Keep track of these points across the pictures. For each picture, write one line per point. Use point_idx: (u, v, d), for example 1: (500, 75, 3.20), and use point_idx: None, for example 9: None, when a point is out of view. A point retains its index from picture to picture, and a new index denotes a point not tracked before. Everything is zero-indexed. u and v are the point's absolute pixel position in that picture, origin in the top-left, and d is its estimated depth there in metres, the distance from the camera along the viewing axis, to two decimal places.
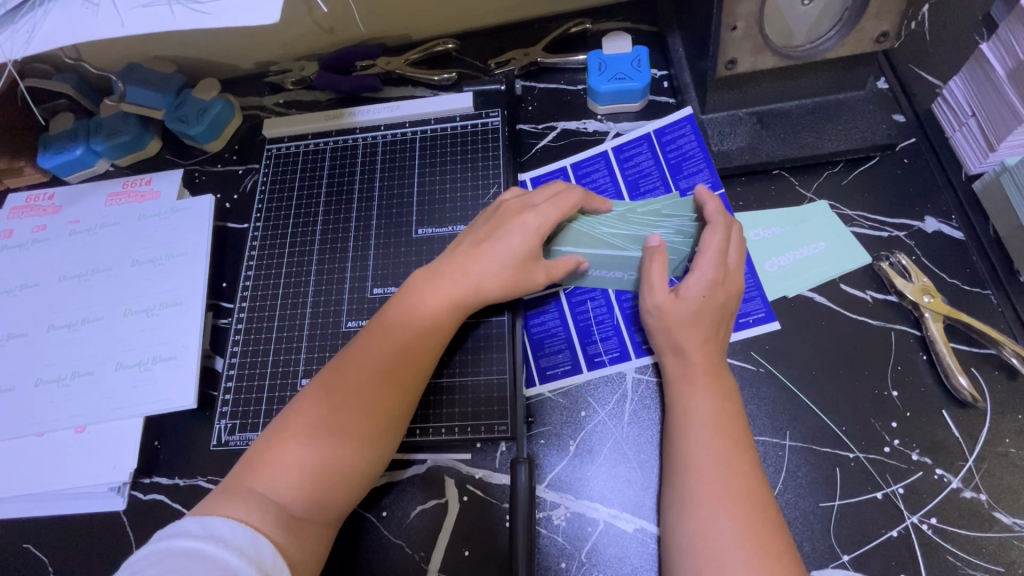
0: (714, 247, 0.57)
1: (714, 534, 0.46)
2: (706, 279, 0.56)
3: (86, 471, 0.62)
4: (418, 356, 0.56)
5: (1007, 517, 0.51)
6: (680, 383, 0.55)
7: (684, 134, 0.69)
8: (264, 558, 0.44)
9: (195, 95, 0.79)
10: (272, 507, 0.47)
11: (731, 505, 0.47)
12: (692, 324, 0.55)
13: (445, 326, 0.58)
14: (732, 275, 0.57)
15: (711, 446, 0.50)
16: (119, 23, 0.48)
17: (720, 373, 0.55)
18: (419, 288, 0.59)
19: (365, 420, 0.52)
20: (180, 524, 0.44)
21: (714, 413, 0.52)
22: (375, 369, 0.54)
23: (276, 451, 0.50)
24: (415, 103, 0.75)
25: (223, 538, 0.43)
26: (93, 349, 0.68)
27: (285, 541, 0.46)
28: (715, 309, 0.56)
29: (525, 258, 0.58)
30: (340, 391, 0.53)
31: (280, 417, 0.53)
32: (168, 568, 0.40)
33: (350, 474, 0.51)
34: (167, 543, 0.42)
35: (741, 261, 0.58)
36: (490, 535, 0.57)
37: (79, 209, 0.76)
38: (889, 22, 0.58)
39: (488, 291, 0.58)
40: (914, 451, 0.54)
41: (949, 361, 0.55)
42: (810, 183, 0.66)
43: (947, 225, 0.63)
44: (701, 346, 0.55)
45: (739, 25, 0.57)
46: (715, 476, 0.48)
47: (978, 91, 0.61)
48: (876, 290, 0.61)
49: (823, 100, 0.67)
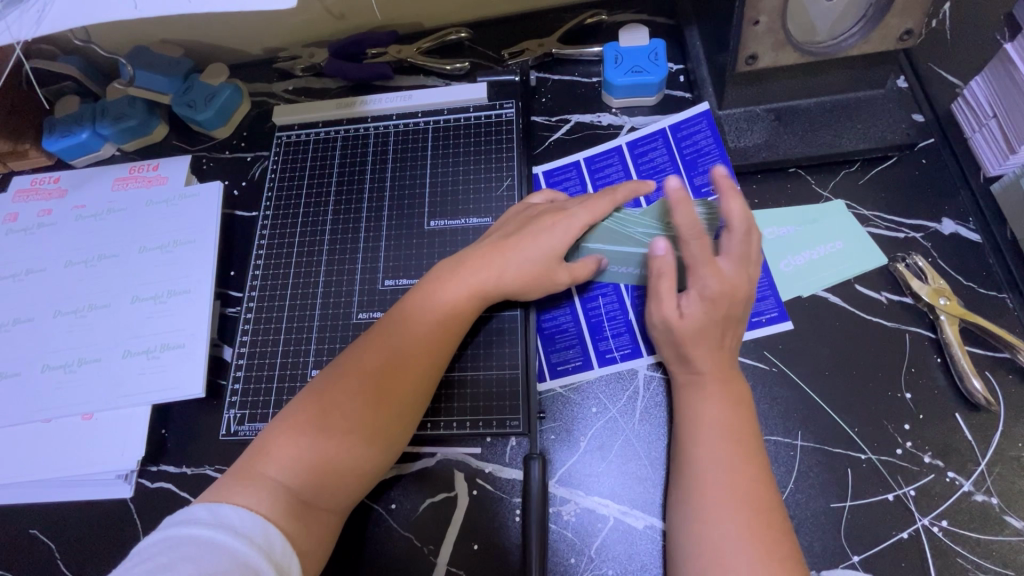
0: (703, 257, 0.54)
1: (716, 533, 0.46)
2: (705, 296, 0.54)
3: (95, 457, 0.62)
4: (422, 352, 0.55)
5: (1018, 521, 0.51)
6: (688, 388, 0.54)
7: (700, 130, 0.68)
8: (275, 548, 0.43)
9: (203, 80, 0.77)
10: (283, 493, 0.47)
11: (736, 508, 0.47)
12: (699, 337, 0.54)
13: (464, 315, 0.57)
14: (733, 284, 0.54)
15: (720, 450, 0.50)
16: (132, 5, 0.47)
17: (729, 375, 0.54)
18: (438, 280, 0.58)
19: (368, 413, 0.51)
20: (189, 510, 0.44)
21: (723, 418, 0.51)
22: (374, 365, 0.53)
23: (284, 441, 0.50)
24: (428, 92, 0.74)
25: (233, 527, 0.43)
26: (101, 335, 0.67)
27: (295, 530, 0.46)
28: (718, 322, 0.54)
29: (550, 257, 0.58)
30: (342, 385, 0.52)
31: (287, 408, 0.53)
32: (175, 556, 0.40)
33: (353, 469, 0.51)
34: (175, 529, 0.42)
35: (741, 268, 0.55)
36: (499, 530, 0.57)
37: (86, 194, 0.75)
38: (914, 19, 0.57)
39: (508, 281, 0.58)
40: (927, 453, 0.54)
41: (963, 363, 0.55)
42: (826, 183, 0.66)
43: (964, 227, 0.62)
44: (708, 354, 0.54)
45: (761, 19, 0.56)
46: (722, 478, 0.48)
47: (999, 91, 0.60)
48: (891, 291, 0.60)
49: (842, 98, 0.67)
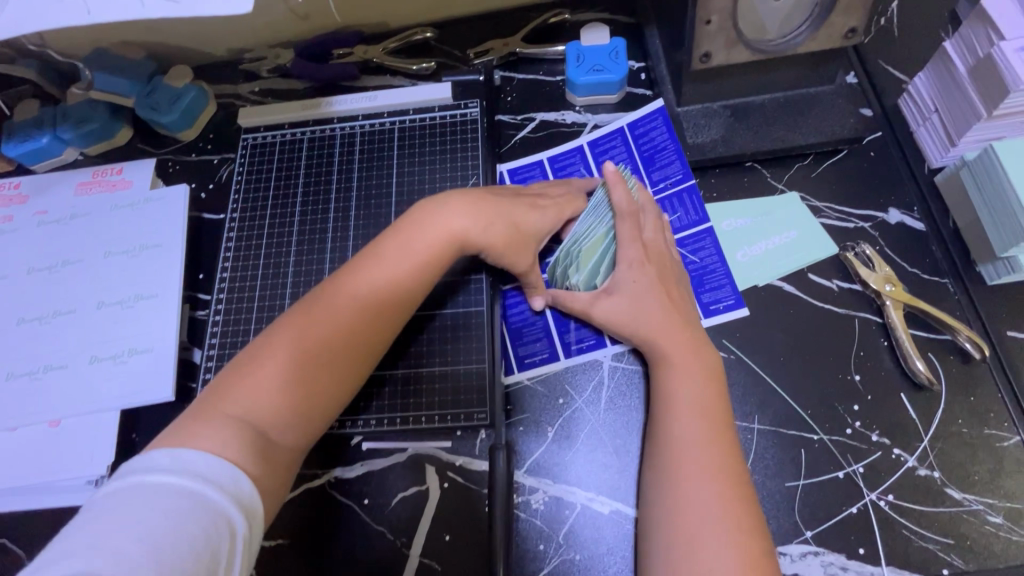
0: (629, 236, 0.61)
1: (688, 502, 0.48)
2: (631, 265, 0.60)
3: (64, 464, 0.62)
4: (383, 302, 0.56)
5: (958, 493, 0.54)
6: (660, 369, 0.56)
7: (655, 126, 0.71)
8: (239, 490, 0.43)
9: (167, 81, 0.77)
10: (241, 426, 0.48)
11: (708, 479, 0.49)
12: (644, 308, 0.58)
13: (437, 260, 0.58)
14: (652, 248, 0.61)
15: (694, 426, 0.52)
16: (85, 11, 0.47)
17: (700, 352, 0.56)
18: (415, 223, 0.59)
19: (333, 353, 0.53)
20: (149, 457, 0.43)
21: (697, 396, 0.53)
22: (344, 310, 0.54)
23: (247, 380, 0.50)
24: (393, 93, 0.75)
25: (196, 472, 0.42)
26: (66, 342, 0.66)
27: (259, 467, 0.46)
28: (654, 289, 0.59)
29: (512, 227, 0.60)
30: (274, 358, 0.51)
31: (249, 350, 0.53)
32: (140, 502, 0.40)
33: (316, 406, 0.52)
34: (136, 477, 0.41)
35: (659, 233, 0.62)
36: (471, 520, 0.58)
37: (48, 199, 0.74)
38: (857, 18, 0.59)
39: (488, 235, 0.59)
40: (874, 432, 0.57)
41: (907, 346, 0.58)
42: (780, 176, 0.68)
43: (909, 216, 0.65)
44: (672, 330, 0.57)
45: (713, 19, 0.58)
46: (696, 454, 0.50)
47: (940, 86, 0.63)
48: (842, 279, 0.63)
49: (794, 94, 0.69)
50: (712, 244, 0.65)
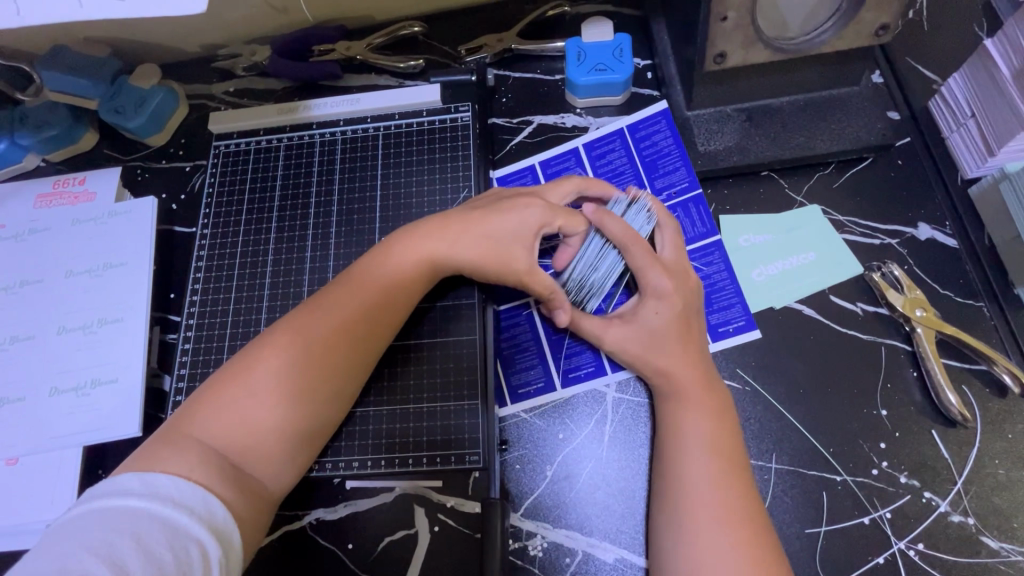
0: (648, 261, 0.55)
1: (703, 551, 0.44)
2: (660, 293, 0.54)
3: (24, 505, 0.57)
4: (374, 317, 0.52)
5: (995, 541, 0.50)
6: (670, 403, 0.51)
7: (659, 129, 0.65)
8: (215, 516, 0.39)
9: (132, 82, 0.71)
10: (213, 455, 0.43)
11: (723, 525, 0.44)
12: (661, 335, 0.53)
13: (412, 280, 0.54)
14: (675, 269, 0.56)
15: (706, 466, 0.47)
16: (15, 12, 0.41)
17: (711, 385, 0.52)
18: (390, 245, 0.55)
19: (322, 372, 0.49)
20: (121, 480, 0.39)
21: (709, 432, 0.49)
22: (332, 324, 0.50)
23: (223, 401, 0.46)
24: (376, 95, 0.69)
25: (171, 498, 0.39)
26: (25, 371, 0.61)
27: (232, 499, 0.42)
28: (677, 317, 0.53)
29: (497, 237, 0.54)
30: (255, 374, 0.47)
31: (228, 366, 0.48)
32: (105, 532, 0.35)
33: (301, 432, 0.48)
34: (101, 503, 0.37)
35: (679, 251, 0.57)
36: (464, 567, 0.54)
37: (4, 213, 0.68)
38: (890, 14, 0.53)
39: (463, 251, 0.54)
40: (903, 473, 0.52)
41: (939, 377, 0.53)
42: (800, 187, 0.62)
43: (940, 232, 0.60)
44: (683, 363, 0.52)
45: (730, 15, 0.52)
46: (709, 497, 0.46)
47: (978, 89, 0.57)
48: (867, 301, 0.58)
49: (815, 95, 0.63)
50: (722, 262, 0.60)
